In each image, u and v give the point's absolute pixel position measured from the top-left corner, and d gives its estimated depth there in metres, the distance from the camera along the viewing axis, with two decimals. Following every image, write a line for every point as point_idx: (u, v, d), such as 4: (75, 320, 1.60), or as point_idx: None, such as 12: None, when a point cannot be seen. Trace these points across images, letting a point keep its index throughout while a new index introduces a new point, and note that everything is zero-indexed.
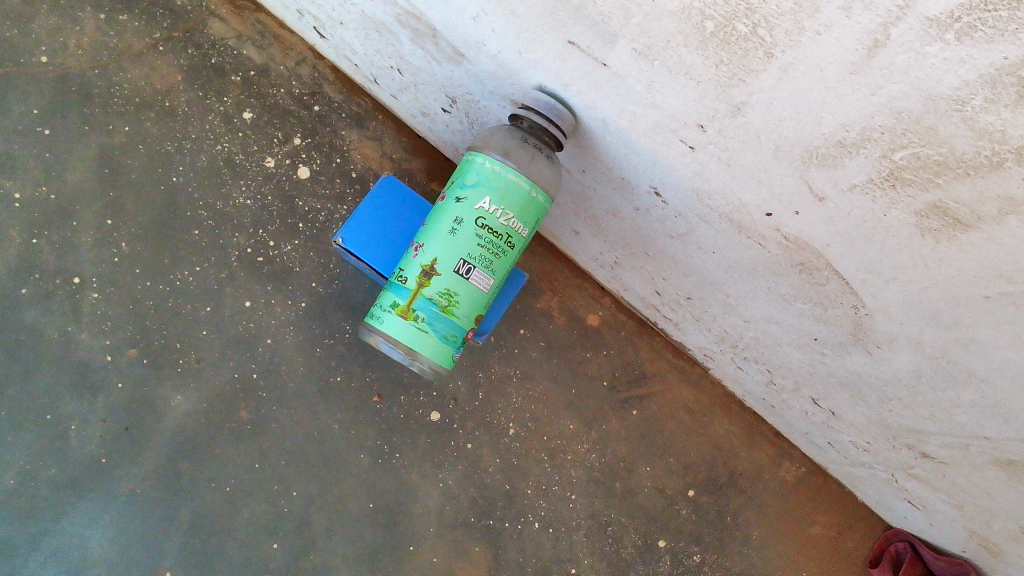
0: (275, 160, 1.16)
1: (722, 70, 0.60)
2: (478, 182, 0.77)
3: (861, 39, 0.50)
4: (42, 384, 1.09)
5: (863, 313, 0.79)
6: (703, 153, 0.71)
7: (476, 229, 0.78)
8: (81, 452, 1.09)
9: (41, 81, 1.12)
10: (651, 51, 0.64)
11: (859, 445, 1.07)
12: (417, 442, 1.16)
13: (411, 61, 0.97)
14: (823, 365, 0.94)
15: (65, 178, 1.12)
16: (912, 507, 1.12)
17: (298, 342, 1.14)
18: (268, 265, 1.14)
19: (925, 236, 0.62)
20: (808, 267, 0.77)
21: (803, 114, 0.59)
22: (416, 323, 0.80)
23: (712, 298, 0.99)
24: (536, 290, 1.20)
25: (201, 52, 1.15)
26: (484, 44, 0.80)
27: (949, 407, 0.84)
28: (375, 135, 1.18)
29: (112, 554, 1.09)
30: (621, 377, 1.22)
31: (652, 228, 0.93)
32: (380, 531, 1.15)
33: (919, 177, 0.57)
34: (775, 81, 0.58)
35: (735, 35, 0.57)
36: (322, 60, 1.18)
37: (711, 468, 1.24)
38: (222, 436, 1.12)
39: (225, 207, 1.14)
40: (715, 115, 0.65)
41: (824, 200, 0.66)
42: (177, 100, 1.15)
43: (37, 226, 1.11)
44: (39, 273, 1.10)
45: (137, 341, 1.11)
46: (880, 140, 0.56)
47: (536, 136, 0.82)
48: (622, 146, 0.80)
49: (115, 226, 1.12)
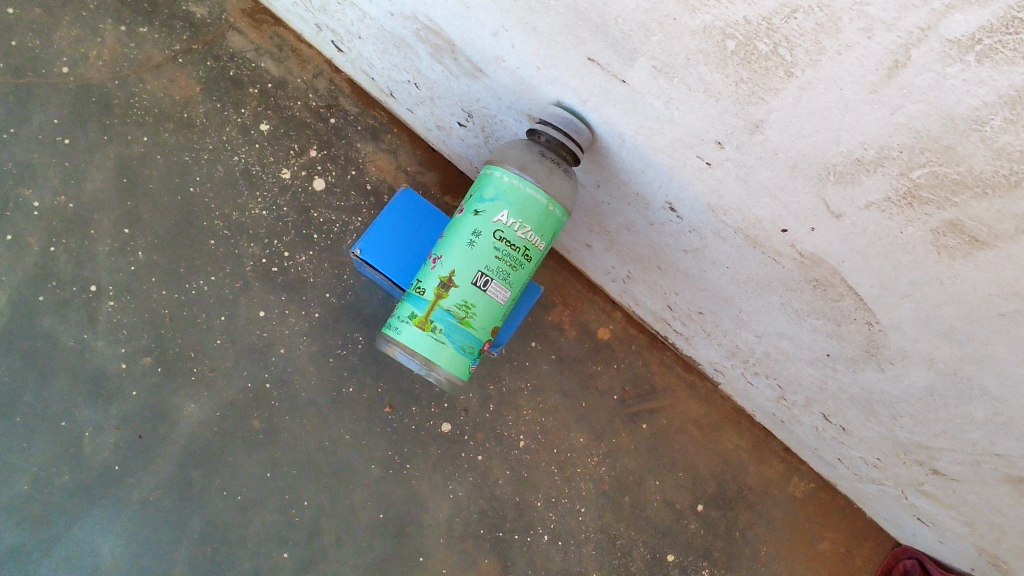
0: (291, 171, 1.17)
1: (742, 87, 0.61)
2: (496, 196, 0.78)
3: (882, 60, 0.51)
4: (57, 391, 1.10)
5: (876, 329, 0.79)
6: (719, 169, 0.72)
7: (494, 242, 0.79)
8: (94, 459, 1.10)
9: (62, 91, 1.14)
10: (671, 69, 0.65)
11: (869, 461, 1.08)
12: (428, 453, 1.17)
13: (428, 75, 0.98)
14: (834, 380, 0.95)
15: (83, 187, 1.13)
16: (920, 524, 1.13)
17: (311, 352, 1.15)
18: (283, 276, 1.15)
19: (940, 254, 0.63)
20: (822, 283, 0.78)
21: (821, 133, 0.60)
22: (433, 334, 0.81)
23: (724, 313, 1.00)
24: (547, 303, 1.21)
25: (220, 64, 1.17)
26: (503, 59, 0.82)
27: (961, 424, 0.85)
28: (390, 147, 1.20)
29: (123, 561, 1.09)
30: (631, 391, 1.23)
31: (666, 243, 0.94)
32: (390, 541, 1.15)
33: (936, 196, 0.58)
34: (794, 100, 0.59)
35: (757, 54, 0.58)
36: (338, 73, 1.19)
37: (719, 483, 1.24)
38: (234, 445, 1.13)
39: (241, 218, 1.15)
40: (733, 131, 0.66)
41: (840, 216, 0.67)
42: (195, 111, 1.16)
43: (55, 233, 1.12)
44: (55, 280, 1.11)
45: (152, 349, 1.12)
46: (897, 158, 0.57)
47: (553, 151, 0.84)
48: (638, 162, 0.81)
49: (132, 235, 1.13)
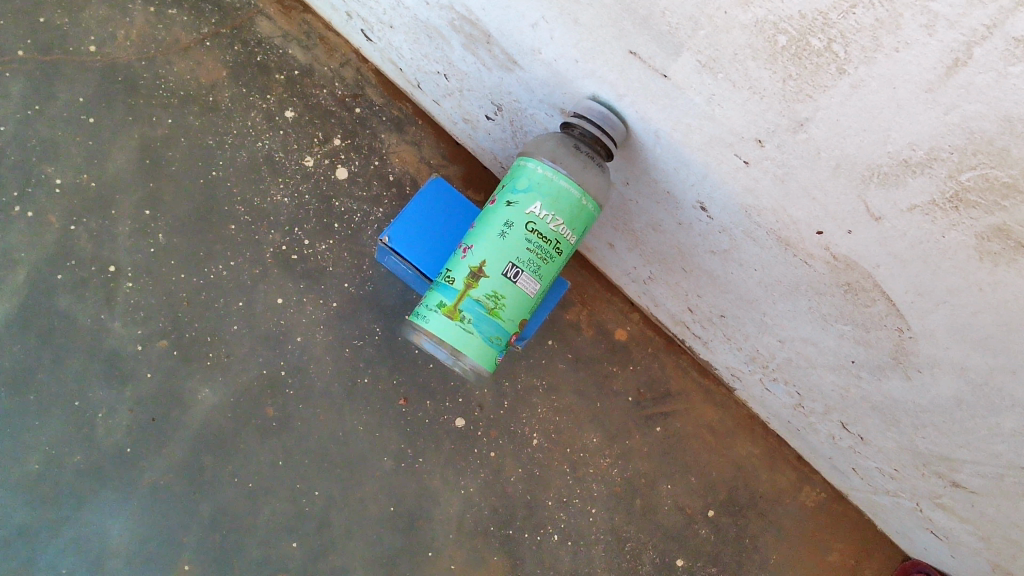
0: (314, 159, 1.16)
1: (789, 84, 0.61)
2: (529, 187, 0.78)
3: (941, 58, 0.51)
4: (72, 370, 1.09)
5: (906, 336, 0.79)
6: (757, 168, 0.72)
7: (526, 233, 0.78)
8: (106, 441, 1.09)
9: (88, 70, 1.13)
10: (716, 64, 0.65)
11: (885, 472, 1.07)
12: (441, 447, 1.16)
13: (459, 67, 0.98)
14: (857, 388, 0.94)
15: (107, 167, 1.13)
16: (934, 538, 1.12)
17: (327, 342, 1.14)
18: (302, 264, 1.15)
19: (983, 259, 0.62)
20: (853, 288, 0.77)
21: (869, 131, 0.60)
22: (461, 323, 0.80)
23: (747, 317, 0.99)
24: (566, 302, 1.21)
25: (247, 50, 1.17)
26: (540, 51, 0.81)
27: (987, 435, 0.84)
28: (414, 139, 1.19)
29: (131, 544, 1.08)
30: (646, 393, 1.22)
31: (693, 243, 0.93)
32: (400, 535, 1.14)
33: (985, 200, 0.57)
34: (843, 98, 0.58)
35: (809, 50, 0.57)
36: (366, 63, 1.19)
37: (731, 489, 1.24)
38: (247, 432, 1.12)
39: (262, 203, 1.15)
40: (776, 130, 0.66)
41: (880, 219, 0.67)
42: (221, 95, 1.16)
43: (76, 213, 1.11)
44: (74, 260, 1.10)
45: (169, 332, 1.11)
46: (947, 160, 0.57)
47: (588, 145, 0.83)
48: (672, 159, 0.80)
49: (153, 217, 1.13)
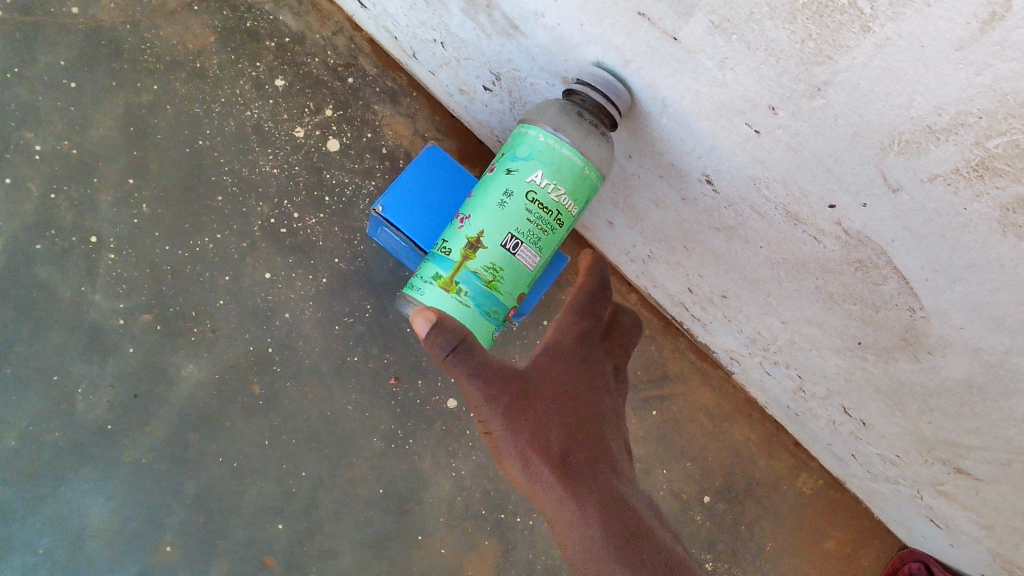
0: (305, 130, 1.13)
1: (809, 45, 0.58)
2: (530, 155, 0.75)
3: (977, 12, 0.47)
4: (51, 343, 1.05)
5: (918, 316, 0.76)
6: (769, 138, 0.69)
7: (526, 203, 0.75)
8: (87, 417, 1.06)
9: (71, 32, 1.09)
10: (730, 24, 0.61)
11: (887, 458, 1.05)
12: (432, 428, 1.13)
13: (457, 33, 0.94)
14: (862, 370, 0.92)
15: (89, 133, 1.09)
16: (933, 526, 1.10)
17: (316, 318, 1.11)
18: (291, 238, 1.11)
19: (1006, 233, 0.60)
20: (865, 265, 0.75)
21: (891, 95, 0.57)
22: (458, 296, 0.77)
23: (751, 297, 0.97)
24: (562, 281, 1.18)
25: (237, 15, 1.13)
26: (543, 15, 0.78)
27: (997, 420, 0.82)
28: (408, 111, 1.15)
29: (113, 523, 1.05)
30: (643, 376, 1.20)
31: (697, 220, 0.90)
32: (389, 517, 1.11)
33: (1013, 167, 0.54)
34: (866, 59, 0.55)
35: (831, 7, 0.54)
36: (359, 32, 1.15)
37: (728, 474, 1.21)
38: (233, 411, 1.08)
39: (250, 174, 1.11)
40: (792, 95, 0.63)
41: (898, 191, 0.64)
42: (209, 62, 1.12)
43: (57, 180, 1.07)
44: (55, 229, 1.07)
45: (152, 306, 1.08)
46: (975, 125, 0.54)
47: (591, 113, 0.79)
48: (678, 130, 0.77)
49: (137, 186, 1.09)
